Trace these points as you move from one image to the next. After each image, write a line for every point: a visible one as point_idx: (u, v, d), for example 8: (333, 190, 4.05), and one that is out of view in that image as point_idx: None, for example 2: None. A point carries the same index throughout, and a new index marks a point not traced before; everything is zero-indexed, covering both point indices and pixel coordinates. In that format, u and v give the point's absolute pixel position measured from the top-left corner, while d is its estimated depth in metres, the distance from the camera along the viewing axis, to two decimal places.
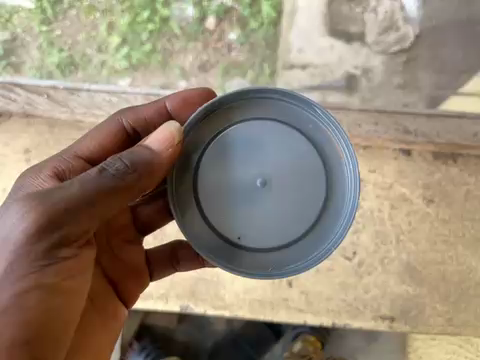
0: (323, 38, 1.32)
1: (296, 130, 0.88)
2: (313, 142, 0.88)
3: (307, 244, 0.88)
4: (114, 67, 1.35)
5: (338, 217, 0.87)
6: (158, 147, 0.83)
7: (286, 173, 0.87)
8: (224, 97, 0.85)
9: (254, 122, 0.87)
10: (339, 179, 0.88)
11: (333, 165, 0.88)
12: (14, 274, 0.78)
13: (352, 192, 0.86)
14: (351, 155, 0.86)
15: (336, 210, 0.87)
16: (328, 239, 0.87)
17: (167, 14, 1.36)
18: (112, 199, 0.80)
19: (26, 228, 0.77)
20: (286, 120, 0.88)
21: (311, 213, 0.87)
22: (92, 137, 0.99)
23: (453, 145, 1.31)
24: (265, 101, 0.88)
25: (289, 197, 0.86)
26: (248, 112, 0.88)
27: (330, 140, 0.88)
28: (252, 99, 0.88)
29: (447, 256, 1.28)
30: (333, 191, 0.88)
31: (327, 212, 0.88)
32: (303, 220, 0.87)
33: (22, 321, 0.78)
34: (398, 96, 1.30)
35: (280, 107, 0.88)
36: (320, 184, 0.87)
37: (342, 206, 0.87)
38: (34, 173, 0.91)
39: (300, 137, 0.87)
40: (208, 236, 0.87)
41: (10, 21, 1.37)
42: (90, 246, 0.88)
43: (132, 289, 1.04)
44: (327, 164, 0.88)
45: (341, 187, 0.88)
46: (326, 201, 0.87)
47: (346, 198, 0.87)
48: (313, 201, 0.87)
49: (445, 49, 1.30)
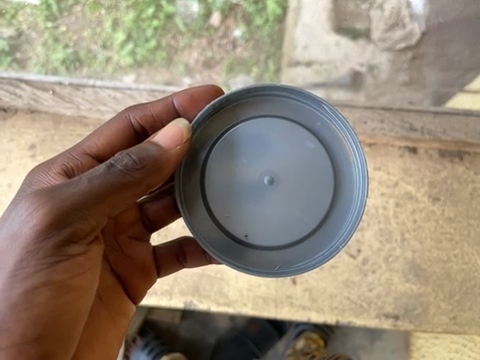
0: (329, 35, 1.35)
1: (304, 128, 0.88)
2: (320, 140, 0.87)
3: (314, 242, 0.87)
4: (118, 63, 1.38)
5: (346, 215, 0.87)
6: (166, 144, 0.82)
7: (293, 170, 0.86)
8: (232, 93, 0.85)
9: (262, 119, 0.87)
10: (346, 177, 0.87)
11: (341, 163, 0.87)
12: (23, 272, 0.78)
13: (360, 189, 0.86)
14: (359, 153, 0.86)
15: (343, 209, 0.87)
16: (336, 237, 0.87)
17: (172, 11, 1.39)
18: (119, 196, 0.80)
19: (34, 224, 0.77)
20: (294, 117, 0.88)
21: (318, 211, 0.87)
22: (99, 135, 0.98)
23: (459, 142, 1.29)
24: (272, 99, 0.87)
25: (296, 195, 0.86)
26: (255, 109, 0.87)
27: (338, 138, 0.87)
28: (259, 96, 0.87)
29: (452, 254, 1.27)
30: (342, 189, 0.87)
31: (335, 210, 0.87)
32: (311, 217, 0.87)
33: (30, 319, 0.79)
34: (404, 94, 1.33)
35: (287, 105, 0.88)
36: (327, 182, 0.87)
37: (350, 205, 0.87)
38: (43, 170, 0.91)
39: (307, 135, 0.87)
40: (216, 234, 0.87)
41: (15, 17, 1.41)
42: (99, 242, 0.87)
43: (139, 285, 1.04)
44: (336, 162, 0.87)
45: (349, 185, 0.87)
46: (334, 199, 0.87)
47: (354, 197, 0.86)
48: (321, 199, 0.87)
49: (452, 45, 1.35)
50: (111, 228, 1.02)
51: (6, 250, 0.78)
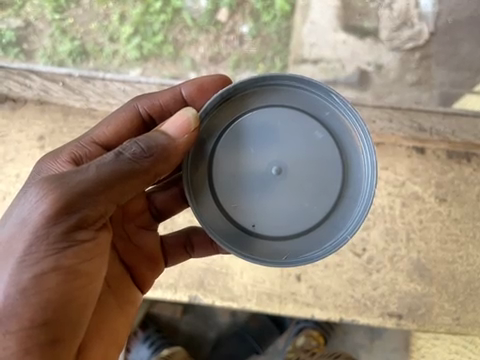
0: (337, 33, 1.35)
1: (312, 118, 0.88)
2: (328, 130, 0.87)
3: (321, 232, 0.87)
4: (125, 56, 1.38)
5: (354, 205, 0.87)
6: (174, 133, 0.82)
7: (301, 161, 0.86)
8: (240, 83, 0.85)
9: (270, 110, 0.87)
10: (355, 167, 0.87)
11: (350, 154, 0.87)
12: (33, 256, 0.78)
13: (368, 180, 0.86)
14: (368, 143, 0.86)
15: (352, 200, 0.87)
16: (344, 228, 0.87)
17: (179, 5, 1.39)
18: (128, 183, 0.80)
19: (44, 210, 0.77)
20: (302, 108, 0.88)
21: (326, 202, 0.87)
22: (108, 125, 0.98)
23: (469, 144, 1.31)
24: (280, 89, 0.87)
25: (304, 185, 0.86)
26: (263, 99, 0.88)
27: (346, 128, 0.87)
28: (267, 87, 0.87)
29: (457, 256, 1.28)
30: (350, 179, 0.87)
31: (343, 200, 0.87)
32: (319, 208, 0.87)
33: (41, 303, 0.79)
34: (412, 94, 1.32)
35: (296, 95, 0.88)
36: (335, 173, 0.87)
37: (358, 195, 0.87)
38: (52, 158, 0.91)
39: (315, 126, 0.87)
40: (223, 223, 0.87)
41: (23, 8, 1.41)
42: (108, 230, 0.87)
43: (146, 274, 1.05)
44: (344, 153, 0.87)
45: (357, 176, 0.87)
46: (342, 190, 0.87)
47: (362, 188, 0.86)
48: (329, 189, 0.87)
49: (464, 46, 1.34)
50: (120, 219, 1.01)
51: (15, 236, 0.78)
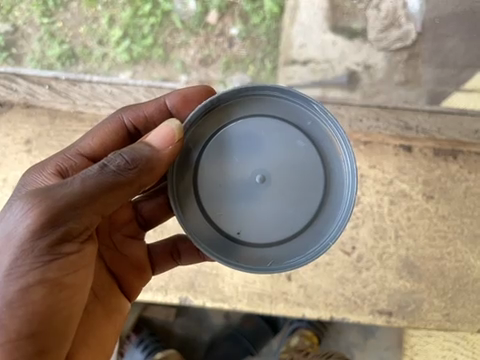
0: (325, 33, 1.37)
1: (295, 126, 0.88)
2: (311, 138, 0.88)
3: (305, 238, 0.88)
4: (115, 60, 1.39)
5: (338, 211, 0.87)
6: (159, 144, 0.83)
7: (284, 169, 0.87)
8: (224, 93, 0.86)
9: (254, 119, 0.88)
10: (337, 174, 0.88)
11: (332, 161, 0.88)
12: (19, 269, 0.79)
13: (351, 186, 0.87)
14: (349, 150, 0.87)
15: (334, 206, 0.88)
16: (327, 233, 0.87)
17: (169, 8, 1.40)
18: (113, 195, 0.80)
19: (28, 224, 0.78)
20: (285, 117, 0.88)
21: (309, 208, 0.88)
22: (93, 136, 0.99)
23: (453, 141, 1.31)
24: (263, 99, 0.88)
25: (287, 193, 0.87)
26: (246, 108, 0.88)
27: (328, 136, 0.88)
28: (250, 97, 0.88)
29: (445, 252, 1.28)
30: (332, 186, 0.88)
31: (326, 207, 0.88)
32: (302, 214, 0.88)
33: (26, 315, 0.80)
34: (399, 93, 1.34)
35: (278, 105, 0.88)
36: (318, 180, 0.88)
37: (340, 202, 0.87)
38: (37, 171, 0.91)
39: (298, 134, 0.88)
40: (209, 231, 0.87)
41: (10, 13, 1.41)
42: (94, 241, 0.88)
43: (133, 282, 1.05)
44: (326, 160, 0.88)
45: (339, 183, 0.88)
46: (325, 196, 0.88)
47: (344, 193, 0.87)
48: (312, 196, 0.88)
49: (448, 42, 1.36)
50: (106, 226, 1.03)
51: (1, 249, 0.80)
